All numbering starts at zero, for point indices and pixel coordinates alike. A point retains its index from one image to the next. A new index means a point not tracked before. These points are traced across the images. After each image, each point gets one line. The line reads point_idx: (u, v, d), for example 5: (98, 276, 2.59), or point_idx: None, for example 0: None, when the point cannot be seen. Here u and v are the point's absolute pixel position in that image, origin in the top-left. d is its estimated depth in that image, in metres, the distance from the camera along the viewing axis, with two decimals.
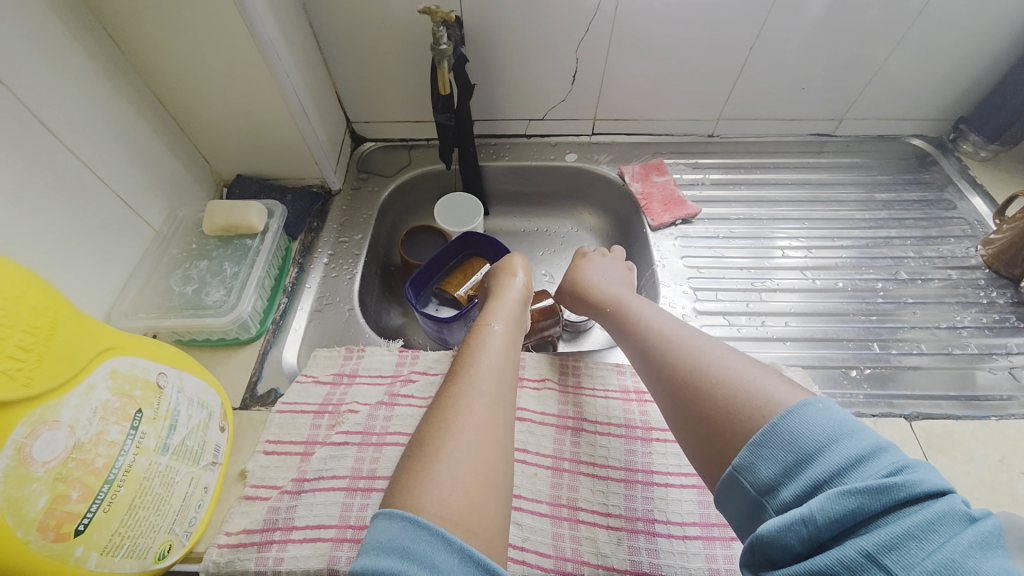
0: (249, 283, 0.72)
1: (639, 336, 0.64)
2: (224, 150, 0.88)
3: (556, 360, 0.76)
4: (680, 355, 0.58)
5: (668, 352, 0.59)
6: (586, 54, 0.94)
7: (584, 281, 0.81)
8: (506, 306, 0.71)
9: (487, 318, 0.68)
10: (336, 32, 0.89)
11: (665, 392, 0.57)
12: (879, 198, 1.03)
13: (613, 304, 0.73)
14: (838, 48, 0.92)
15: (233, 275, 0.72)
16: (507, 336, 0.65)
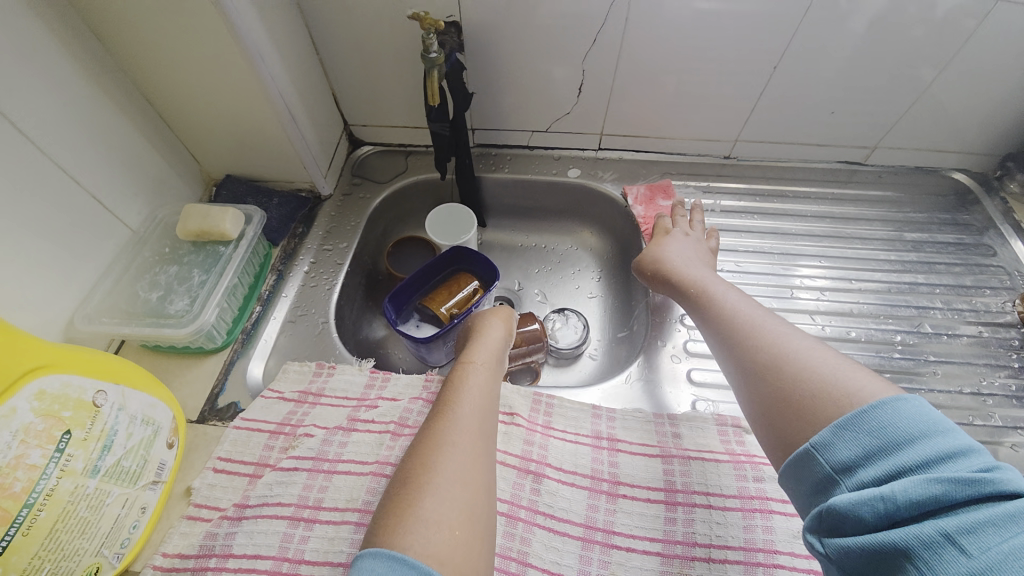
0: (215, 293, 0.71)
1: (720, 314, 0.65)
2: (213, 150, 0.87)
3: (528, 395, 0.72)
4: (766, 336, 0.59)
5: (752, 331, 0.60)
6: (593, 66, 0.87)
7: (664, 255, 0.80)
8: (490, 346, 0.70)
9: (470, 356, 0.67)
10: (332, 34, 0.86)
11: (742, 364, 0.58)
12: (909, 236, 0.92)
13: (691, 281, 0.73)
14: (874, 70, 0.83)
15: (200, 283, 0.72)
16: (489, 378, 0.65)
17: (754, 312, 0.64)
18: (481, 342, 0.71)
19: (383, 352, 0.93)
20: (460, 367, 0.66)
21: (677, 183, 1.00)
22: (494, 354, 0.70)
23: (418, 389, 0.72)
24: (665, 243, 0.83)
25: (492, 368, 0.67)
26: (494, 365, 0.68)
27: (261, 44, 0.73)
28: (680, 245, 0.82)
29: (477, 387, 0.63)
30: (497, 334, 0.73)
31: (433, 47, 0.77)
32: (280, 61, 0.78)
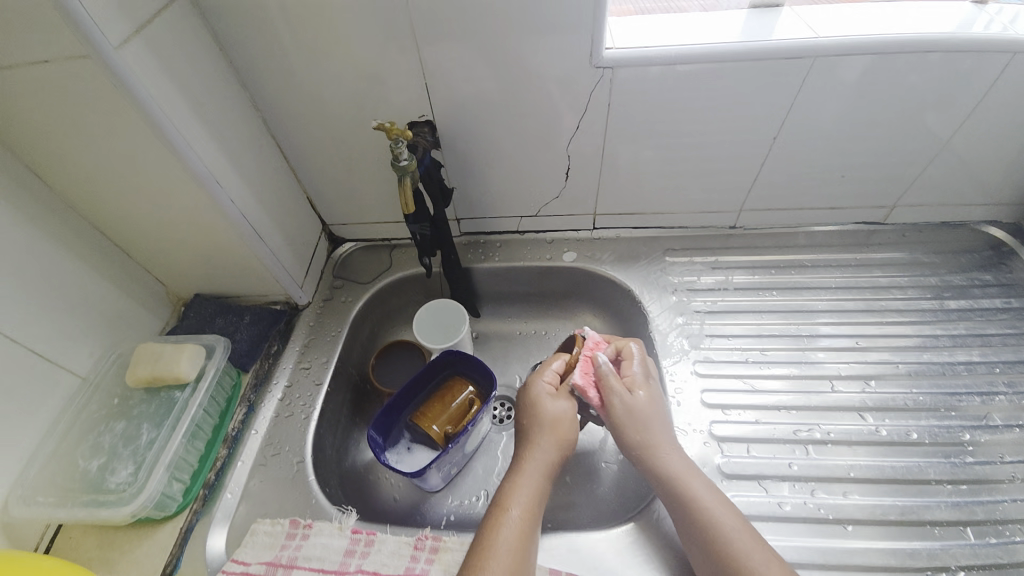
0: (162, 457, 0.63)
1: (697, 508, 0.59)
2: (180, 274, 0.81)
3: (538, 566, 0.61)
4: (740, 553, 0.55)
5: (729, 544, 0.55)
6: (578, 150, 0.83)
7: (641, 428, 0.65)
8: (534, 475, 0.63)
9: (507, 501, 0.61)
10: (302, 142, 0.82)
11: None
12: (950, 304, 0.82)
13: (670, 452, 0.63)
14: (878, 132, 0.78)
15: (148, 443, 0.65)
16: (528, 525, 0.59)
17: (729, 510, 0.59)
18: (526, 468, 0.64)
19: (373, 478, 0.81)
20: (498, 510, 0.60)
21: (682, 259, 0.92)
22: (540, 484, 0.63)
23: (404, 562, 0.61)
24: (638, 404, 0.66)
25: (533, 510, 0.61)
26: (536, 503, 0.61)
27: (217, 167, 0.68)
28: (654, 407, 0.66)
29: (512, 541, 0.57)
30: (548, 454, 0.65)
31: (403, 155, 0.71)
32: (242, 179, 0.73)
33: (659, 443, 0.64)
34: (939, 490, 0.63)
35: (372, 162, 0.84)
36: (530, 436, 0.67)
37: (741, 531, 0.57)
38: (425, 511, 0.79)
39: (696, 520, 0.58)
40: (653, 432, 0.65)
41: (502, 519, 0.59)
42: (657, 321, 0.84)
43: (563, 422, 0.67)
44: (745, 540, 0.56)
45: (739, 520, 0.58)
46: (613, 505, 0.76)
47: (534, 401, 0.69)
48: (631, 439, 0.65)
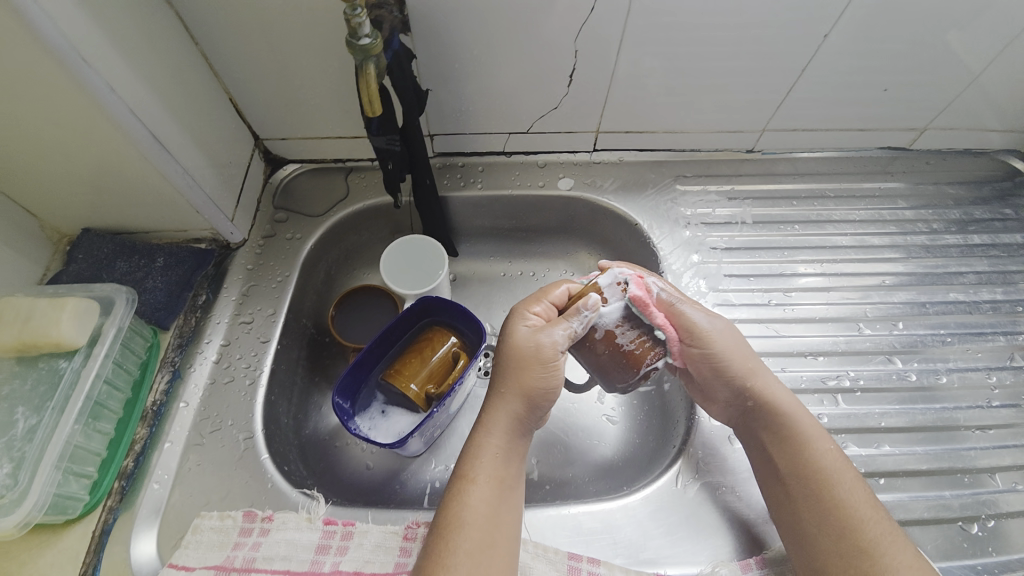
0: (47, 450, 0.49)
1: (807, 452, 0.52)
2: (55, 201, 0.60)
3: (549, 548, 0.53)
4: (851, 505, 0.49)
5: (839, 494, 0.49)
6: (588, 48, 0.65)
7: (730, 374, 0.55)
8: (501, 435, 0.52)
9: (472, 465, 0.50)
10: (212, 17, 0.58)
11: (813, 525, 0.49)
12: (973, 240, 0.78)
13: (780, 400, 0.54)
14: (942, 38, 0.65)
15: (26, 433, 0.49)
16: (497, 494, 0.50)
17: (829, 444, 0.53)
18: (487, 427, 0.52)
19: (340, 446, 0.69)
20: (457, 484, 0.50)
21: (694, 188, 0.80)
22: (507, 444, 0.52)
23: (391, 556, 0.51)
24: (731, 347, 0.55)
25: (501, 476, 0.51)
26: (505, 466, 0.51)
27: (84, 38, 0.47)
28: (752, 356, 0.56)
29: (480, 515, 0.48)
30: (517, 404, 0.53)
31: (363, 29, 0.50)
32: (126, 61, 0.51)
33: (770, 391, 0.54)
34: (967, 434, 0.61)
35: (316, 53, 0.62)
36: (499, 384, 0.54)
37: (848, 485, 0.50)
38: (406, 479, 0.67)
39: (800, 463, 0.51)
40: (760, 380, 0.55)
41: (467, 491, 0.49)
42: (669, 261, 0.74)
43: (553, 360, 0.53)
44: (851, 494, 0.49)
45: (848, 474, 0.51)
46: (619, 463, 0.69)
47: (514, 339, 0.55)
48: (734, 375, 0.55)
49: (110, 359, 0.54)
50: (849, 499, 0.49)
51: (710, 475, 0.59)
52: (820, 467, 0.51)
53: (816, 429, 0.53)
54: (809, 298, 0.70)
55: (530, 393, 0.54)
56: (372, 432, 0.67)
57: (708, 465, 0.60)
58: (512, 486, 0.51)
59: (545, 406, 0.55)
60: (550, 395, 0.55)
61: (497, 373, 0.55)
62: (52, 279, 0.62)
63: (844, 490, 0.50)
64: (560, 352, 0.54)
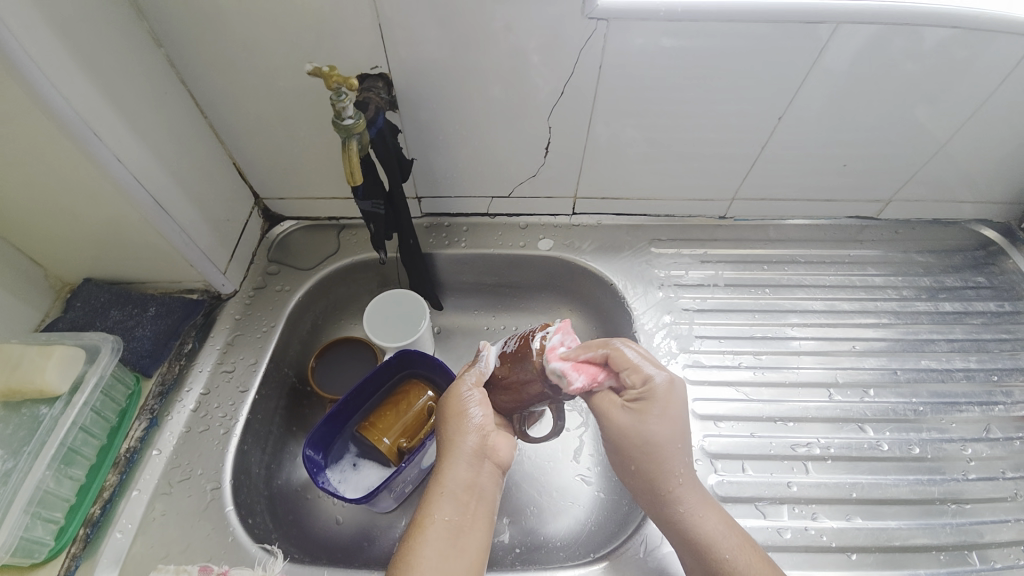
0: (17, 495, 0.50)
1: (693, 526, 0.53)
2: (61, 253, 0.65)
3: None
4: (740, 575, 0.50)
5: (729, 562, 0.51)
6: (561, 123, 0.71)
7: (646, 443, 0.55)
8: (453, 480, 0.53)
9: (427, 512, 0.51)
10: (221, 94, 0.66)
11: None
12: (944, 307, 0.79)
13: (671, 472, 0.55)
14: (889, 119, 0.70)
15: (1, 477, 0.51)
16: (449, 540, 0.49)
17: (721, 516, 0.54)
18: (442, 475, 0.53)
19: (311, 499, 0.69)
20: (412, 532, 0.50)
21: (668, 251, 0.84)
22: (460, 490, 0.52)
23: None
24: (647, 425, 0.55)
25: (454, 522, 0.51)
26: (459, 511, 0.51)
27: (94, 114, 0.53)
28: (672, 425, 0.56)
29: (430, 562, 0.47)
30: (464, 449, 0.54)
31: (347, 111, 0.57)
32: (133, 132, 0.58)
33: (663, 465, 0.55)
34: (944, 509, 0.62)
35: (313, 124, 0.69)
36: (444, 433, 0.56)
37: (737, 549, 0.52)
38: (374, 537, 0.66)
39: (690, 536, 0.53)
40: (658, 453, 0.55)
41: (418, 538, 0.49)
42: (642, 321, 0.77)
43: (473, 420, 0.55)
44: (739, 555, 0.51)
45: (734, 534, 0.53)
46: (591, 526, 0.67)
47: (445, 400, 0.57)
48: (629, 453, 0.56)
49: (89, 406, 0.57)
50: (738, 565, 0.51)
51: None
52: (707, 537, 0.53)
53: (702, 497, 0.55)
54: (789, 358, 0.73)
55: (472, 437, 0.55)
56: (342, 486, 0.68)
57: None
58: (469, 533, 0.50)
59: (495, 450, 0.56)
60: (490, 442, 0.56)
61: (439, 425, 0.57)
62: (49, 326, 0.66)
63: (733, 559, 0.51)
64: (483, 409, 0.56)
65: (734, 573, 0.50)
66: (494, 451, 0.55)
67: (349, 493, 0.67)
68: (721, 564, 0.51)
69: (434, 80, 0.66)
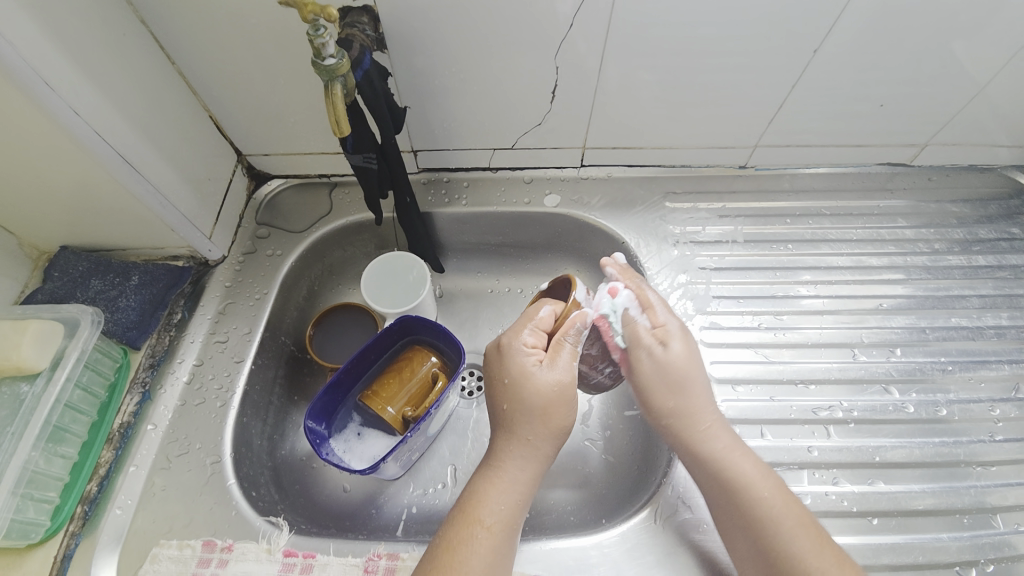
0: (4, 475, 0.48)
1: (728, 469, 0.51)
2: (30, 219, 0.60)
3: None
4: (777, 514, 0.48)
5: (766, 501, 0.49)
6: (570, 62, 0.63)
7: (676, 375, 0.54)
8: (521, 480, 0.50)
9: (486, 508, 0.48)
10: (187, 35, 0.58)
11: (739, 535, 0.50)
12: (978, 260, 0.74)
13: (699, 414, 0.54)
14: (941, 52, 0.62)
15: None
16: (505, 541, 0.48)
17: (758, 468, 0.51)
18: (512, 470, 0.50)
19: (316, 468, 0.67)
20: (468, 523, 0.47)
21: (684, 205, 0.78)
22: (524, 489, 0.50)
23: None
24: (675, 356, 0.54)
25: (511, 521, 0.49)
26: (518, 512, 0.50)
27: (41, 59, 0.47)
28: (694, 361, 0.55)
29: (487, 561, 0.46)
30: (538, 449, 0.51)
31: (327, 50, 0.50)
32: (90, 80, 0.51)
33: (692, 404, 0.54)
34: (968, 472, 0.60)
35: (293, 69, 0.62)
36: (516, 426, 0.52)
37: (774, 491, 0.50)
38: (382, 503, 0.66)
39: (724, 478, 0.51)
40: (686, 391, 0.54)
41: (477, 532, 0.47)
42: (656, 281, 0.72)
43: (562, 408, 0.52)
44: (777, 498, 0.49)
45: (769, 478, 0.51)
46: (603, 491, 0.66)
47: (522, 373, 0.52)
48: (659, 391, 0.54)
49: (71, 383, 0.54)
50: (775, 506, 0.49)
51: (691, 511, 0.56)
52: (743, 477, 0.50)
53: (734, 440, 0.53)
54: (808, 319, 0.69)
55: (549, 438, 0.52)
56: (347, 455, 0.66)
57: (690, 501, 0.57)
58: (518, 532, 0.50)
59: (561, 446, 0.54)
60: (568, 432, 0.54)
61: (512, 415, 0.52)
62: (28, 298, 0.62)
63: (770, 499, 0.49)
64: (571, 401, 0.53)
65: (771, 514, 0.48)
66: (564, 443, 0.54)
67: (355, 463, 0.65)
68: (757, 508, 0.49)
69: (425, 15, 0.58)
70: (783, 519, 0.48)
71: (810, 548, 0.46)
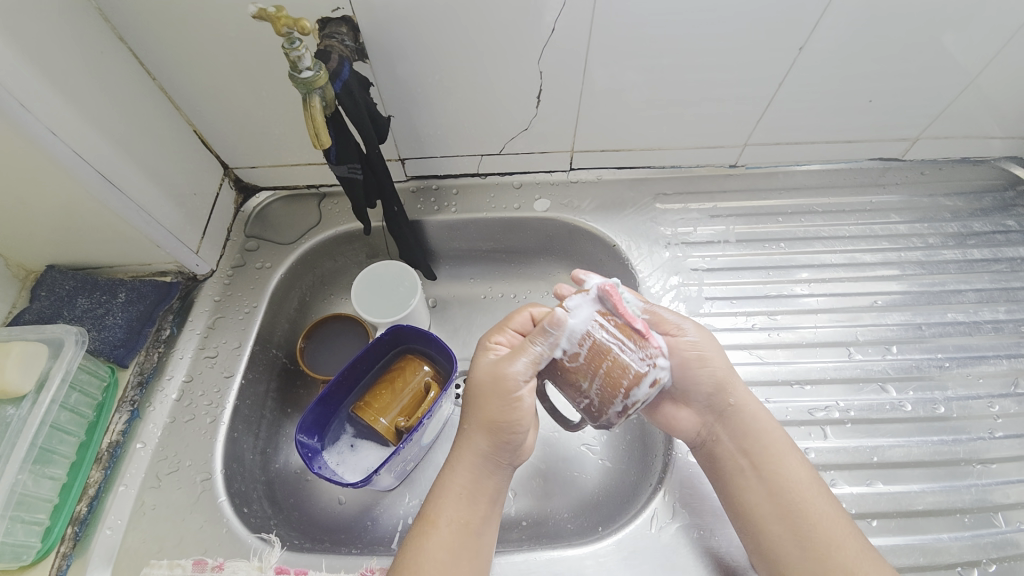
0: None
1: (781, 471, 0.51)
2: (14, 240, 0.59)
3: None
4: (823, 513, 0.49)
5: (812, 500, 0.50)
6: (553, 66, 0.63)
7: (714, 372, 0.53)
8: (468, 479, 0.50)
9: (438, 507, 0.49)
10: (167, 50, 0.58)
11: (785, 538, 0.49)
12: (973, 254, 0.74)
13: (748, 416, 0.53)
14: (928, 45, 0.62)
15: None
16: (461, 542, 0.48)
17: (799, 463, 0.52)
18: (455, 467, 0.50)
19: (310, 481, 0.67)
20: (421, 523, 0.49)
21: (675, 206, 0.77)
22: (474, 488, 0.50)
23: None
24: (715, 357, 0.53)
25: (465, 518, 0.49)
26: (473, 512, 0.49)
27: (17, 79, 0.47)
28: (727, 366, 0.54)
29: (440, 563, 0.46)
30: (484, 447, 0.50)
31: (303, 62, 0.50)
32: (68, 97, 0.51)
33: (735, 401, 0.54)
34: (969, 470, 0.59)
35: (275, 81, 0.62)
36: (462, 425, 0.52)
37: (818, 491, 0.51)
38: (378, 515, 0.65)
39: (779, 480, 0.51)
40: (741, 393, 0.54)
41: (429, 535, 0.47)
42: (648, 283, 0.72)
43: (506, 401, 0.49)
44: (819, 498, 0.50)
45: (812, 478, 0.52)
46: (601, 497, 0.65)
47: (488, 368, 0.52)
48: (713, 392, 0.53)
49: (56, 404, 0.54)
50: (819, 505, 0.50)
51: (688, 517, 0.56)
52: (790, 479, 0.51)
53: (781, 440, 0.53)
54: (803, 319, 0.68)
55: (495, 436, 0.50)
56: (340, 468, 0.65)
57: (686, 506, 0.57)
58: (480, 534, 0.49)
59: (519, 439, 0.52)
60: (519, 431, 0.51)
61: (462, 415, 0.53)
62: (15, 318, 0.61)
63: (816, 498, 0.50)
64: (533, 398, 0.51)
65: (819, 515, 0.49)
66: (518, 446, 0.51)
67: (349, 475, 0.65)
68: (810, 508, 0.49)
69: (405, 23, 0.57)
70: (817, 511, 0.49)
71: (854, 544, 0.48)
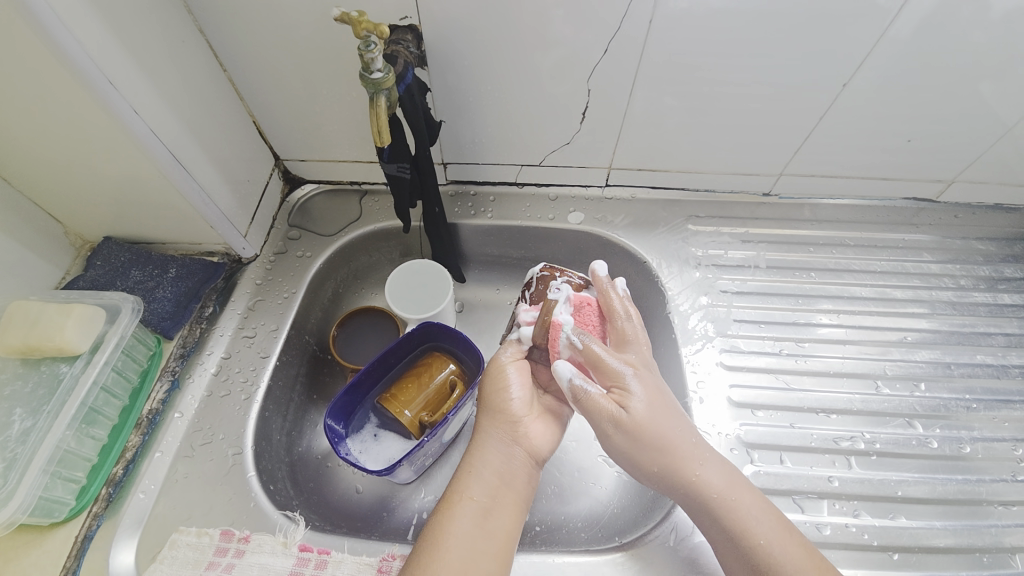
0: (38, 451, 0.50)
1: (724, 516, 0.51)
2: (79, 209, 0.63)
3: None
4: (779, 556, 0.49)
5: (765, 548, 0.49)
6: (601, 85, 0.65)
7: (649, 443, 0.53)
8: (485, 463, 0.53)
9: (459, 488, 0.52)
10: (240, 44, 0.61)
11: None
12: (1004, 299, 0.74)
13: (689, 460, 0.53)
14: (969, 92, 0.63)
15: (21, 434, 0.51)
16: (480, 522, 0.50)
17: (763, 513, 0.51)
18: (476, 452, 0.54)
19: (331, 467, 0.68)
20: (443, 505, 0.51)
21: (707, 228, 0.79)
22: (491, 470, 0.53)
23: None
24: (638, 418, 0.53)
25: (483, 500, 0.51)
26: (486, 490, 0.52)
27: (108, 60, 0.50)
28: (656, 413, 0.54)
29: (459, 537, 0.48)
30: (495, 438, 0.55)
31: (376, 64, 0.53)
32: (151, 83, 0.55)
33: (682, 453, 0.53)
34: (990, 511, 0.58)
35: (338, 82, 0.65)
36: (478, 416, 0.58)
37: (773, 532, 0.50)
38: (393, 507, 0.66)
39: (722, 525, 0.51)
40: (670, 450, 0.53)
41: (448, 513, 0.50)
42: (677, 302, 0.73)
43: (511, 394, 0.57)
44: (776, 539, 0.50)
45: (767, 516, 0.51)
46: (615, 509, 0.66)
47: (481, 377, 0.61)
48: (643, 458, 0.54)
49: (109, 366, 0.57)
50: (774, 549, 0.49)
51: None
52: (742, 524, 0.51)
53: (728, 479, 0.53)
54: (828, 348, 0.69)
55: (502, 432, 0.55)
56: (362, 456, 0.67)
57: None
58: (498, 515, 0.51)
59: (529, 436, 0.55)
60: (526, 428, 0.56)
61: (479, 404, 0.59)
62: (71, 283, 0.64)
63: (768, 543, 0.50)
64: (521, 386, 0.57)
65: (771, 559, 0.49)
66: (528, 438, 0.55)
67: (370, 464, 0.66)
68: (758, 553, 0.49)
69: (467, 37, 0.61)
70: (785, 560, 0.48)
71: None
